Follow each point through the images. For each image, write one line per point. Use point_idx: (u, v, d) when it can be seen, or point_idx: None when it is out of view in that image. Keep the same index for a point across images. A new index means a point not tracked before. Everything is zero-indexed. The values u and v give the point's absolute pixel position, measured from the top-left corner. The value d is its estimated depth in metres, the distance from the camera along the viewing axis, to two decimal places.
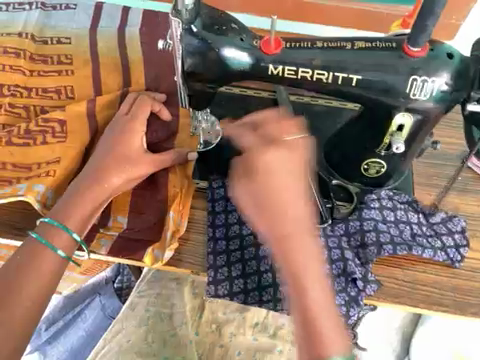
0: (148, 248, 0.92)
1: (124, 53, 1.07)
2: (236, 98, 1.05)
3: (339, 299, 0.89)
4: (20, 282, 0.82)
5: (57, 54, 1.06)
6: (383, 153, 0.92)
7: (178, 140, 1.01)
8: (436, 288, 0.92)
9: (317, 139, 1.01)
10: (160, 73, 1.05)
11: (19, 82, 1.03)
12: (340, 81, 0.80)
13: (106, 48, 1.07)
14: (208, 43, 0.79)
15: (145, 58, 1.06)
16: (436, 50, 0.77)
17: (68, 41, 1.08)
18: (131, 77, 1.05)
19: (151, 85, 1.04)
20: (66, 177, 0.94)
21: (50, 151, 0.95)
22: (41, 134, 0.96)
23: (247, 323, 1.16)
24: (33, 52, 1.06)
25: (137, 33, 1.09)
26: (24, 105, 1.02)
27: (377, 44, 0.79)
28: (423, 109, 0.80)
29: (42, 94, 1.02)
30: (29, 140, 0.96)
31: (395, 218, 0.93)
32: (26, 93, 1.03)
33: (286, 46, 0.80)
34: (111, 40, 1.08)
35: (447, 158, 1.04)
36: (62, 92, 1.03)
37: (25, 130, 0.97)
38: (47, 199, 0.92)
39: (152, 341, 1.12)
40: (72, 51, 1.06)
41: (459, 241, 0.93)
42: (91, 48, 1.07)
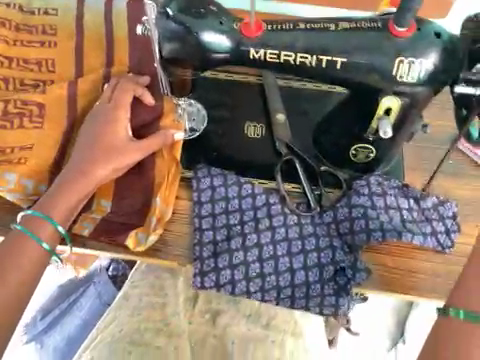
0: (133, 231, 0.91)
1: (109, 28, 1.02)
2: (221, 83, 0.95)
3: (327, 288, 0.88)
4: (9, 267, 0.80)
5: (41, 25, 1.04)
6: (371, 138, 0.91)
7: (162, 123, 0.96)
8: (425, 275, 0.90)
9: (304, 122, 0.96)
10: (147, 49, 0.99)
11: (1, 51, 1.03)
12: (324, 64, 0.77)
13: (92, 20, 1.03)
14: (186, 28, 0.75)
15: (130, 34, 1.01)
16: (423, 29, 0.74)
17: (55, 12, 1.04)
18: (115, 54, 1.00)
19: (137, 63, 0.99)
20: (41, 164, 0.95)
21: (27, 138, 0.95)
22: (17, 118, 0.96)
23: (241, 313, 1.13)
24: (19, 22, 1.06)
25: (123, 7, 1.03)
26: (4, 75, 1.02)
27: (362, 24, 0.75)
28: (411, 93, 0.77)
29: (23, 66, 1.02)
30: (6, 122, 0.95)
31: (385, 203, 0.91)
32: (7, 63, 1.02)
33: (267, 28, 0.77)
34: (98, 14, 1.03)
35: (438, 141, 1.02)
36: (43, 65, 1.02)
37: (3, 111, 0.96)
38: (24, 187, 0.95)
39: (145, 330, 1.07)
40: (56, 22, 1.04)
41: (450, 226, 0.92)
42: (77, 20, 1.03)
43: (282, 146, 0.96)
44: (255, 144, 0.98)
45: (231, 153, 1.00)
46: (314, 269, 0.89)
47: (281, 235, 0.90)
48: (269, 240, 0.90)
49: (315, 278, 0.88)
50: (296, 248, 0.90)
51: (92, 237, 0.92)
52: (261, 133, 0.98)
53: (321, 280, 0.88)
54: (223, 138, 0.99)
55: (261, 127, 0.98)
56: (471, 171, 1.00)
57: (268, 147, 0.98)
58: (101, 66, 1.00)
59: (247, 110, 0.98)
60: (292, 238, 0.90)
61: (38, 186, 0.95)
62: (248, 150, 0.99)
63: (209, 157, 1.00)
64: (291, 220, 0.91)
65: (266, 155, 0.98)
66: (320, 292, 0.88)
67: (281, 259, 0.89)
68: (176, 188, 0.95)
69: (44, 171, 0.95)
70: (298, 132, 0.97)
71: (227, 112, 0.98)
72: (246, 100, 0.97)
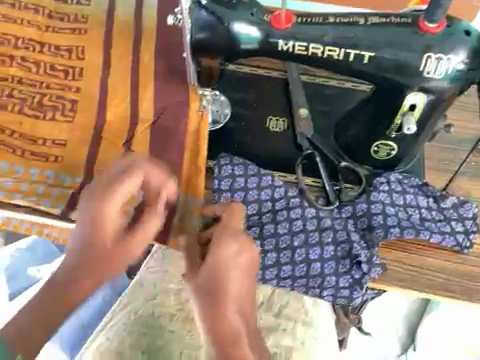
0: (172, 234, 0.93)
1: (139, 20, 1.10)
2: (248, 77, 1.03)
3: (342, 280, 0.89)
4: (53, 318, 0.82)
5: (74, 14, 1.10)
6: (394, 134, 0.90)
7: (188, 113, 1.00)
8: (442, 274, 0.91)
9: (327, 120, 0.99)
10: (173, 41, 1.07)
11: (35, 36, 1.08)
12: (352, 58, 0.78)
13: (123, 13, 1.10)
14: (217, 17, 0.77)
15: (158, 26, 1.09)
16: (453, 27, 0.74)
17: (88, 3, 1.11)
18: (142, 44, 1.07)
19: (161, 53, 1.06)
20: (74, 161, 0.98)
21: (57, 131, 1.00)
22: (51, 111, 1.02)
23: None
24: (52, 10, 1.11)
25: (154, 4, 1.11)
26: (35, 60, 1.06)
27: (391, 19, 0.76)
28: (437, 89, 0.78)
29: (54, 52, 1.06)
30: (39, 113, 1.01)
31: (404, 201, 0.92)
32: (38, 48, 1.07)
33: (297, 21, 0.78)
34: (129, 8, 1.11)
35: (461, 142, 1.02)
36: (73, 52, 1.06)
37: (38, 102, 1.02)
38: (59, 181, 0.97)
39: (160, 315, 1.08)
40: (89, 12, 1.10)
41: (470, 227, 0.92)
42: (109, 12, 1.10)
43: (303, 139, 0.97)
44: (276, 137, 1.00)
45: (250, 146, 1.00)
46: (330, 261, 0.89)
47: (299, 227, 0.91)
48: (286, 230, 0.91)
49: (331, 270, 0.89)
50: (313, 240, 0.90)
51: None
52: (282, 127, 1.00)
53: (336, 273, 0.89)
54: (246, 130, 1.00)
55: (284, 121, 1.00)
56: None
57: (290, 141, 0.99)
58: (130, 55, 1.06)
59: (272, 105, 1.01)
60: (309, 230, 0.91)
61: (74, 180, 0.97)
62: (267, 142, 1.00)
63: (230, 148, 1.00)
64: (309, 213, 0.92)
65: (287, 148, 0.98)
66: (335, 284, 0.89)
67: (297, 249, 0.90)
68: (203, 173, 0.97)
69: (79, 166, 0.98)
70: (320, 128, 0.99)
71: (251, 104, 1.01)
72: (272, 95, 1.02)
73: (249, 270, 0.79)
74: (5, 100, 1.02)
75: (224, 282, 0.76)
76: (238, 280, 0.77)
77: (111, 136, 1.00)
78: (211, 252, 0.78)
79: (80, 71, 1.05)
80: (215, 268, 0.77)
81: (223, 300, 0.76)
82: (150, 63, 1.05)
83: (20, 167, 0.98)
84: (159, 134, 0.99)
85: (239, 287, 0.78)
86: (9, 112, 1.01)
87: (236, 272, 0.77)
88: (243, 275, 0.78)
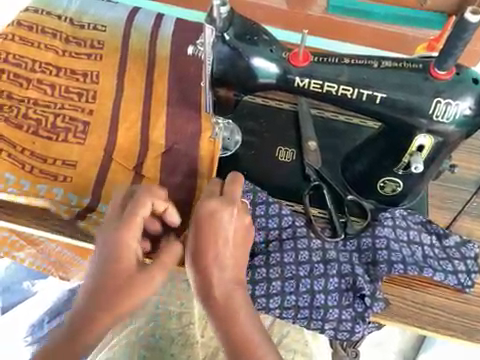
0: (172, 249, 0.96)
1: (153, 48, 1.14)
2: (258, 108, 1.07)
3: (345, 313, 0.90)
4: (82, 322, 0.78)
5: (90, 39, 1.14)
6: (401, 172, 0.92)
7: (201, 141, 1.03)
8: (444, 312, 0.92)
9: (335, 155, 1.02)
10: (187, 71, 1.11)
11: (50, 60, 1.11)
12: (364, 98, 0.82)
13: (137, 41, 1.14)
14: (238, 52, 0.81)
15: (172, 55, 1.13)
16: (461, 74, 0.78)
17: (104, 29, 1.15)
18: (155, 71, 1.11)
19: (176, 81, 1.10)
20: (83, 182, 1.01)
21: (69, 151, 1.03)
22: (63, 132, 1.04)
23: None
24: (69, 34, 1.15)
25: (169, 35, 1.15)
26: (51, 82, 1.09)
27: (404, 64, 0.80)
28: (444, 132, 0.81)
29: (69, 75, 1.10)
30: (53, 135, 1.04)
31: (408, 237, 0.94)
32: (54, 71, 1.10)
33: (314, 60, 0.82)
34: (143, 36, 1.15)
35: (465, 182, 1.05)
36: (88, 76, 1.10)
37: (52, 125, 1.05)
38: (68, 201, 0.99)
39: (161, 338, 1.12)
40: (105, 38, 1.14)
41: (471, 266, 0.93)
42: (124, 39, 1.14)
43: (310, 171, 1.00)
44: (285, 167, 1.02)
45: (259, 176, 1.02)
46: (334, 294, 0.91)
47: (305, 257, 0.92)
48: (292, 260, 0.92)
49: (334, 302, 0.90)
50: (318, 271, 0.92)
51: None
52: (291, 157, 1.03)
53: (339, 306, 0.90)
54: (255, 158, 1.03)
55: (292, 152, 1.03)
56: None
57: (297, 172, 1.01)
58: (143, 81, 1.10)
59: (282, 137, 1.04)
60: (314, 261, 0.92)
61: (80, 200, 1.00)
62: (275, 173, 1.02)
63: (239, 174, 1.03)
64: (315, 244, 0.94)
65: (295, 179, 1.01)
66: (337, 316, 0.90)
67: (302, 280, 0.91)
68: None
69: (88, 187, 1.01)
70: (329, 161, 1.01)
71: (261, 135, 1.05)
72: (283, 126, 1.05)
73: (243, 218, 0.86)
74: (21, 120, 1.05)
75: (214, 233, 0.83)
76: (231, 254, 0.83)
77: (121, 160, 1.03)
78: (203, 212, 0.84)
79: (93, 94, 1.08)
80: (208, 236, 0.83)
81: (223, 266, 0.82)
82: (163, 91, 1.09)
83: (27, 183, 1.00)
84: (172, 161, 1.03)
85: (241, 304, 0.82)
86: (25, 132, 1.04)
87: (230, 256, 0.83)
88: (236, 234, 0.84)
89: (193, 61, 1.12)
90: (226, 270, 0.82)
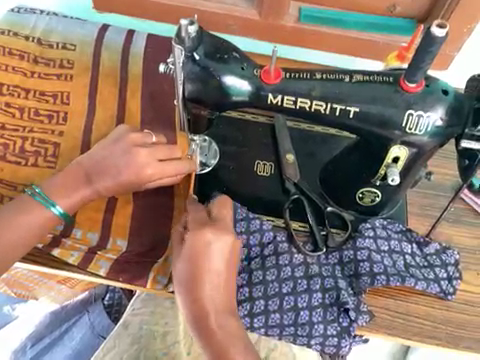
0: (151, 274, 0.93)
1: (125, 65, 1.12)
2: (234, 121, 1.05)
3: (330, 328, 0.89)
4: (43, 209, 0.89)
5: (60, 59, 1.12)
6: (378, 183, 0.92)
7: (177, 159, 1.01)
8: (428, 320, 0.92)
9: (312, 166, 1.01)
10: (160, 88, 1.10)
11: (18, 83, 1.09)
12: (338, 112, 0.82)
13: (109, 58, 1.12)
14: (209, 71, 0.80)
15: (144, 72, 1.11)
16: (431, 85, 0.79)
17: (73, 48, 1.13)
18: (128, 88, 1.09)
19: (148, 99, 1.09)
20: None
21: (38, 175, 1.00)
22: (33, 156, 1.02)
23: None
24: (37, 55, 1.12)
25: (141, 51, 1.14)
26: (20, 105, 1.07)
27: (375, 77, 0.80)
28: (418, 143, 0.82)
29: (39, 97, 1.07)
30: (22, 159, 1.01)
31: (389, 247, 0.94)
32: (23, 94, 1.08)
33: (286, 76, 0.81)
34: (115, 54, 1.13)
35: (442, 188, 1.06)
36: (58, 97, 1.07)
37: (20, 148, 1.02)
38: None
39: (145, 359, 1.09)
40: (75, 57, 1.12)
41: (452, 273, 0.93)
42: (95, 58, 1.12)
43: (290, 185, 0.99)
44: (264, 182, 1.01)
45: (237, 191, 1.02)
46: (318, 309, 0.90)
47: (287, 274, 0.91)
48: (275, 277, 0.91)
49: (319, 318, 0.89)
50: (301, 287, 0.91)
51: (109, 276, 0.94)
52: (269, 171, 1.02)
53: (324, 321, 0.89)
54: (234, 174, 1.02)
55: (270, 165, 1.02)
56: (472, 219, 1.03)
57: (277, 187, 1.01)
58: (115, 99, 1.08)
59: (258, 149, 1.03)
60: (297, 277, 0.91)
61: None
62: (255, 188, 1.01)
63: (219, 191, 1.02)
64: (297, 260, 0.93)
65: (275, 193, 1.00)
66: (323, 332, 0.89)
67: (286, 297, 0.90)
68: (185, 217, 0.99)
69: None
70: (308, 173, 1.01)
71: (237, 150, 1.03)
72: (259, 140, 1.03)
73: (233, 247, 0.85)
74: None
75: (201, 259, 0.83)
76: (215, 279, 0.83)
77: None
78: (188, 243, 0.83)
79: (64, 116, 1.06)
80: (192, 261, 0.83)
81: (206, 293, 0.82)
82: (136, 109, 1.08)
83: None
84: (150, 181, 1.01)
85: (224, 326, 0.82)
86: None
87: (215, 281, 0.83)
88: (221, 259, 0.83)
89: (166, 77, 1.11)
90: (209, 296, 0.82)
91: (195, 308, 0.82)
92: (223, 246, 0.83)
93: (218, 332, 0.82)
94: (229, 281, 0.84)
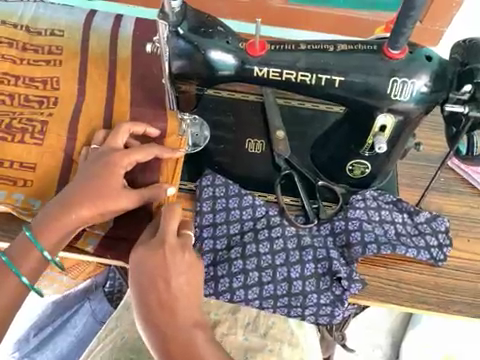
0: None
1: (113, 49, 1.12)
2: (225, 101, 1.06)
3: (324, 298, 0.91)
4: (33, 250, 0.88)
5: (48, 45, 1.12)
6: (367, 154, 0.93)
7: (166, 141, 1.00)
8: (420, 287, 0.94)
9: (302, 143, 1.02)
10: (150, 71, 1.10)
11: (8, 70, 1.09)
12: (324, 82, 0.83)
13: (97, 43, 1.13)
14: (194, 46, 0.80)
15: (133, 55, 1.12)
16: (415, 53, 0.80)
17: (61, 33, 1.13)
18: (118, 71, 1.10)
19: (138, 80, 1.09)
20: (43, 186, 0.99)
21: (27, 153, 1.01)
22: (20, 133, 1.02)
23: (239, 323, 1.13)
24: (26, 42, 1.13)
25: (130, 35, 1.14)
26: (10, 92, 1.07)
27: (359, 46, 0.81)
28: (403, 110, 0.82)
29: (29, 83, 1.08)
30: (8, 135, 1.02)
31: (380, 217, 0.95)
32: (13, 81, 1.08)
33: (271, 48, 0.82)
34: (103, 38, 1.13)
35: (431, 159, 1.07)
36: (48, 82, 1.08)
37: (7, 126, 1.03)
38: (30, 206, 0.98)
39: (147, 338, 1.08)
40: (63, 43, 1.12)
41: (442, 240, 0.95)
42: (83, 42, 1.12)
43: (281, 160, 1.00)
44: (255, 158, 1.02)
45: (229, 168, 1.02)
46: (311, 279, 0.91)
47: (279, 246, 0.93)
48: (268, 250, 0.93)
49: (312, 288, 0.91)
50: (294, 259, 0.93)
51: (97, 253, 0.95)
52: (261, 148, 1.03)
53: (317, 291, 0.91)
54: (225, 151, 1.03)
55: (261, 142, 1.03)
56: (462, 188, 1.04)
57: (268, 163, 1.01)
58: (105, 83, 1.08)
59: (250, 127, 1.04)
60: (290, 249, 0.93)
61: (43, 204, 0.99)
62: (248, 164, 1.02)
63: (211, 168, 1.02)
64: (289, 232, 0.95)
65: (266, 170, 1.01)
66: (316, 301, 0.91)
67: (279, 268, 0.92)
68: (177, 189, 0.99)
69: (48, 192, 0.99)
70: (298, 150, 1.02)
71: (228, 130, 1.04)
72: (250, 118, 1.05)
73: (186, 256, 0.85)
74: None
75: (152, 276, 0.84)
76: (175, 298, 0.84)
77: None
78: (137, 261, 0.84)
79: (55, 100, 1.06)
80: (144, 279, 0.84)
81: (168, 310, 0.83)
82: (126, 90, 1.08)
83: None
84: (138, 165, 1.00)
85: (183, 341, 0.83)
86: None
87: (176, 300, 0.84)
88: (177, 275, 0.84)
89: (156, 60, 1.11)
90: (172, 313, 0.83)
91: (157, 327, 0.83)
92: (173, 259, 0.84)
93: (198, 351, 0.83)
94: (187, 294, 0.85)
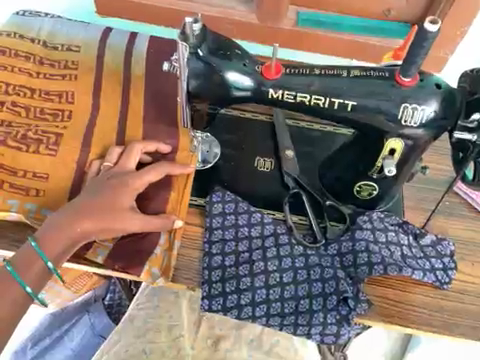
0: (146, 266, 0.95)
1: (128, 66, 1.15)
2: (235, 121, 1.09)
3: (330, 317, 0.92)
4: (36, 260, 0.89)
5: (64, 60, 1.15)
6: (375, 176, 0.96)
7: (178, 156, 1.03)
8: (425, 309, 0.95)
9: (310, 164, 1.04)
10: (163, 88, 1.13)
11: (25, 83, 1.12)
12: (336, 106, 0.86)
13: (112, 60, 1.16)
14: (213, 67, 0.84)
15: (147, 72, 1.15)
16: (425, 80, 0.83)
17: (78, 49, 1.17)
18: (132, 87, 1.12)
19: (152, 97, 1.11)
20: (55, 196, 1.01)
21: (40, 164, 1.02)
22: (35, 143, 1.04)
23: (242, 340, 1.16)
24: (43, 56, 1.16)
25: (144, 53, 1.17)
26: (26, 104, 1.09)
27: (372, 73, 0.84)
28: (413, 136, 0.85)
29: (44, 96, 1.10)
30: (23, 145, 1.04)
31: (387, 239, 0.97)
32: (28, 94, 1.11)
33: (286, 71, 0.85)
34: (118, 55, 1.17)
35: (436, 183, 1.09)
36: (63, 96, 1.10)
37: (22, 136, 1.05)
38: (42, 216, 1.00)
39: (150, 353, 1.13)
40: (79, 59, 1.15)
41: (448, 263, 0.97)
42: (99, 59, 1.15)
43: (290, 180, 1.02)
44: (265, 177, 1.04)
45: (237, 185, 1.04)
46: (318, 298, 0.92)
47: (287, 264, 0.95)
48: (276, 268, 0.94)
49: (319, 307, 0.92)
50: (301, 277, 0.94)
51: (105, 265, 0.95)
52: (269, 167, 1.05)
53: (323, 310, 0.92)
54: (235, 169, 1.05)
55: (271, 161, 1.05)
56: (466, 211, 1.06)
57: (277, 181, 1.04)
58: (119, 98, 1.11)
59: (259, 146, 1.07)
60: (297, 267, 0.95)
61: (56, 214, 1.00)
62: (257, 182, 1.04)
63: (220, 185, 1.04)
64: (297, 251, 0.96)
65: (275, 190, 1.03)
66: (323, 320, 0.91)
67: (287, 287, 0.93)
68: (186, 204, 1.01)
69: (59, 202, 1.01)
70: (306, 170, 1.04)
71: (238, 148, 1.07)
72: (259, 138, 1.08)
73: None
74: None
75: None
76: None
77: None
78: None
79: (69, 114, 1.08)
80: None
81: None
82: (140, 106, 1.10)
83: None
84: None
85: None
86: None
87: None
88: None
89: (169, 78, 1.14)
90: None
91: None
92: None
93: None
94: None
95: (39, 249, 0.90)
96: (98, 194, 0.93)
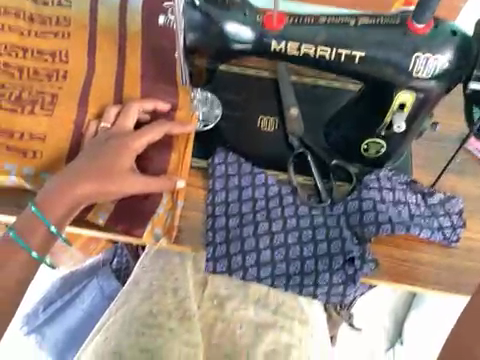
0: (148, 227, 0.93)
1: (123, 21, 1.09)
2: (237, 80, 0.97)
3: (336, 277, 0.90)
4: (39, 225, 0.88)
5: (56, 16, 1.09)
6: (383, 133, 0.93)
7: (177, 115, 0.99)
8: (432, 268, 0.93)
9: (314, 123, 0.97)
10: (160, 44, 1.07)
11: (16, 42, 1.06)
12: (343, 59, 0.82)
13: (106, 15, 1.10)
14: (210, 18, 0.80)
15: (143, 27, 1.09)
16: (439, 28, 0.79)
17: (69, 4, 1.10)
18: (127, 43, 1.07)
19: (149, 54, 1.06)
20: (53, 159, 0.98)
21: (35, 125, 0.99)
22: (29, 105, 1.00)
23: (250, 299, 1.14)
24: (33, 12, 1.10)
25: (139, 7, 1.11)
26: (18, 65, 1.04)
27: (381, 20, 0.81)
28: (425, 88, 0.82)
29: (37, 55, 1.05)
30: (18, 107, 1.00)
31: (394, 197, 0.94)
32: (20, 53, 1.05)
33: (288, 22, 0.81)
34: (112, 10, 1.11)
35: (446, 140, 1.05)
36: (57, 55, 1.05)
37: (16, 97, 1.01)
38: (41, 180, 0.98)
39: (158, 314, 1.11)
40: (71, 14, 1.09)
41: (456, 221, 0.95)
42: (92, 14, 1.09)
43: (294, 140, 0.97)
44: (268, 138, 0.99)
45: (239, 144, 1.00)
46: (324, 258, 0.91)
47: (292, 224, 0.93)
48: (280, 228, 0.93)
49: (325, 267, 0.90)
50: (307, 237, 0.92)
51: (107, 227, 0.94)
52: (273, 126, 0.99)
53: (330, 270, 0.90)
54: (237, 129, 1.00)
55: (274, 120, 0.99)
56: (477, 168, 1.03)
57: (281, 141, 0.99)
58: (115, 55, 1.06)
59: (262, 104, 0.98)
60: (303, 227, 0.93)
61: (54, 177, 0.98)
62: (261, 142, 0.99)
63: (222, 146, 1.00)
64: (302, 211, 0.94)
65: (279, 150, 0.99)
66: (329, 281, 0.90)
67: (292, 247, 0.92)
68: (187, 164, 0.99)
69: (58, 165, 0.98)
70: (310, 128, 0.98)
71: (239, 109, 0.99)
72: (262, 97, 0.98)
73: None
74: None
75: None
76: None
77: None
78: None
79: (64, 73, 1.04)
80: None
81: None
82: (137, 64, 1.05)
83: None
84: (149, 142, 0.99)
85: None
86: None
87: None
88: None
89: (166, 33, 1.08)
90: None
91: None
92: None
93: None
94: None
95: (40, 214, 0.88)
96: (97, 156, 0.90)
